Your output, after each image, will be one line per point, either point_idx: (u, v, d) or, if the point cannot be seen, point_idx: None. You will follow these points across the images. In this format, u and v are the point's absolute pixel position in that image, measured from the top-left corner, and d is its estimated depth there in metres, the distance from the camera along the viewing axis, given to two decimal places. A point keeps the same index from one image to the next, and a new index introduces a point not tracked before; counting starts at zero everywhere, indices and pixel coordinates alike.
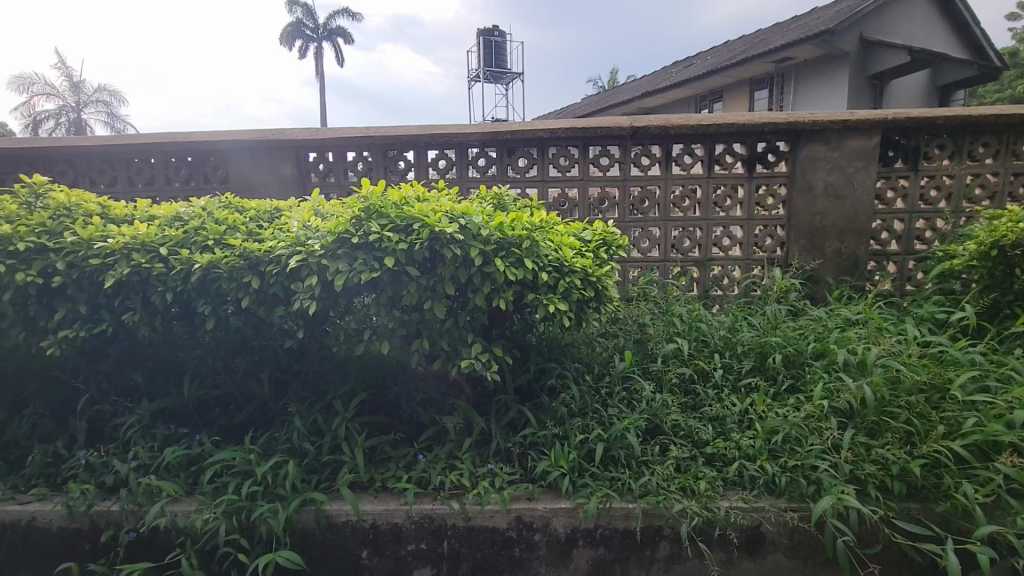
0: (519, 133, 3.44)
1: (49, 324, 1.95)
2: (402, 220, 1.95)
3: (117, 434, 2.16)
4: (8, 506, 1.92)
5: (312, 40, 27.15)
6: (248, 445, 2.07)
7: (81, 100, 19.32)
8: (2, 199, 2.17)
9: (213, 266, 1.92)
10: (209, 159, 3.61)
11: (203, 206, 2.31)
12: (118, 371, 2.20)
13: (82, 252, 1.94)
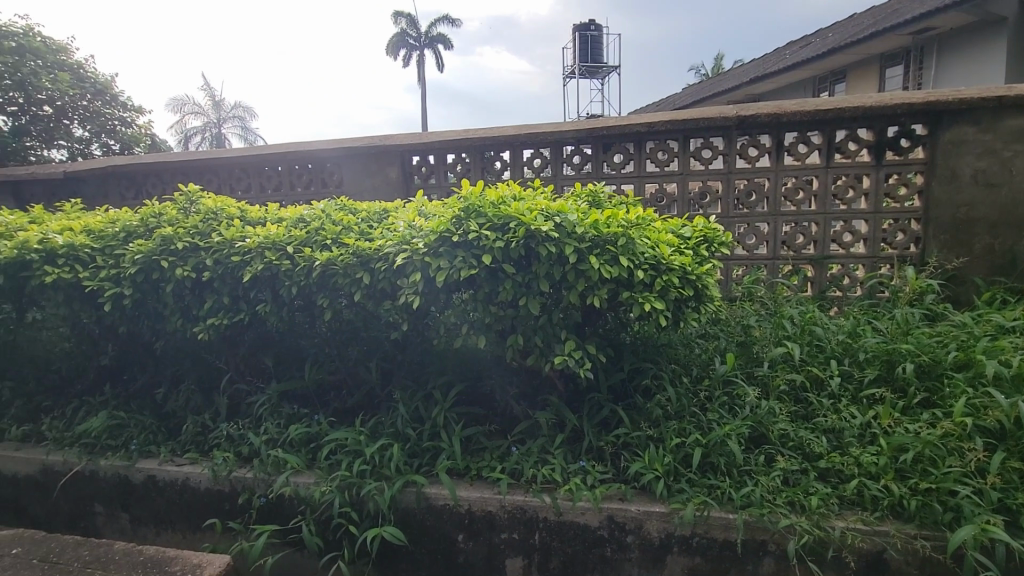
0: (616, 128, 3.39)
1: (200, 312, 2.26)
2: (499, 218, 2.02)
3: (251, 411, 2.46)
4: (168, 466, 2.25)
5: (415, 49, 28.61)
6: (358, 428, 2.26)
7: (221, 117, 21.98)
8: (167, 206, 2.56)
9: (331, 263, 2.13)
10: (327, 166, 3.97)
11: (323, 209, 2.55)
12: (252, 355, 2.50)
13: (226, 250, 2.23)
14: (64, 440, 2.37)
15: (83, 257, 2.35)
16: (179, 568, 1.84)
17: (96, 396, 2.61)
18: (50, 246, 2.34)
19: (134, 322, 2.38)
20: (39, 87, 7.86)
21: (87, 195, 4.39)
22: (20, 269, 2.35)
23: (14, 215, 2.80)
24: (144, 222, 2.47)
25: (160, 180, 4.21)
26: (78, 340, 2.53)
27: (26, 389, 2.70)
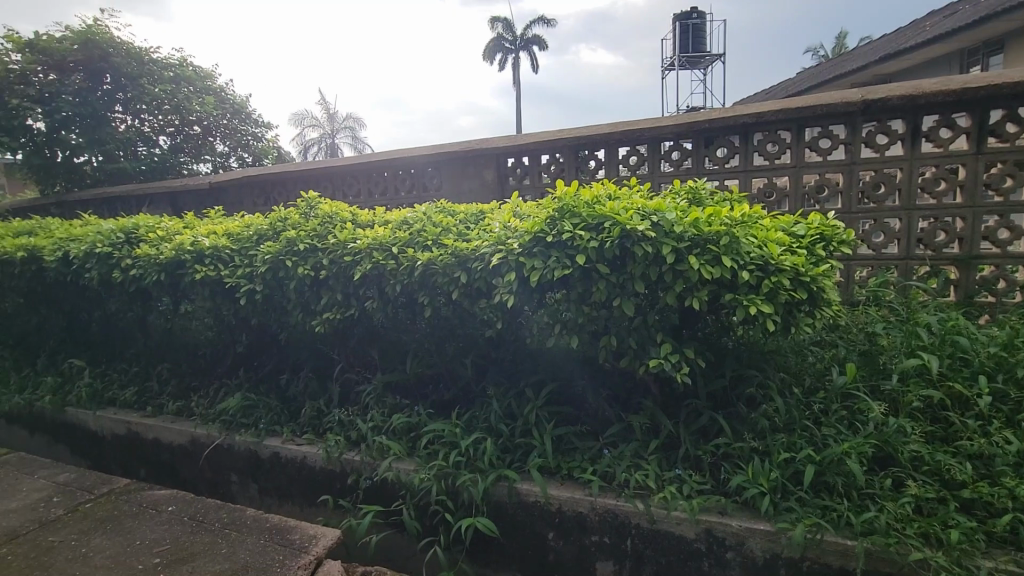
0: (719, 121, 3.22)
1: (317, 307, 2.48)
2: (594, 218, 2.00)
3: (360, 398, 2.66)
4: (289, 445, 2.51)
5: (512, 52, 29.14)
6: (454, 420, 2.36)
7: (335, 128, 23.95)
8: (291, 212, 2.86)
9: (431, 263, 2.24)
10: (428, 170, 4.17)
11: (424, 211, 2.70)
12: (360, 348, 2.69)
13: (339, 251, 2.44)
14: (208, 416, 2.73)
15: (224, 257, 2.68)
16: (298, 537, 2.04)
17: (232, 379, 2.97)
18: (200, 248, 2.71)
19: (263, 315, 2.68)
20: (190, 110, 9.17)
21: (227, 202, 5.00)
22: (177, 267, 2.74)
23: (172, 221, 3.26)
24: (272, 226, 2.77)
25: (284, 188, 4.69)
26: (219, 330, 2.90)
27: (180, 370, 3.14)
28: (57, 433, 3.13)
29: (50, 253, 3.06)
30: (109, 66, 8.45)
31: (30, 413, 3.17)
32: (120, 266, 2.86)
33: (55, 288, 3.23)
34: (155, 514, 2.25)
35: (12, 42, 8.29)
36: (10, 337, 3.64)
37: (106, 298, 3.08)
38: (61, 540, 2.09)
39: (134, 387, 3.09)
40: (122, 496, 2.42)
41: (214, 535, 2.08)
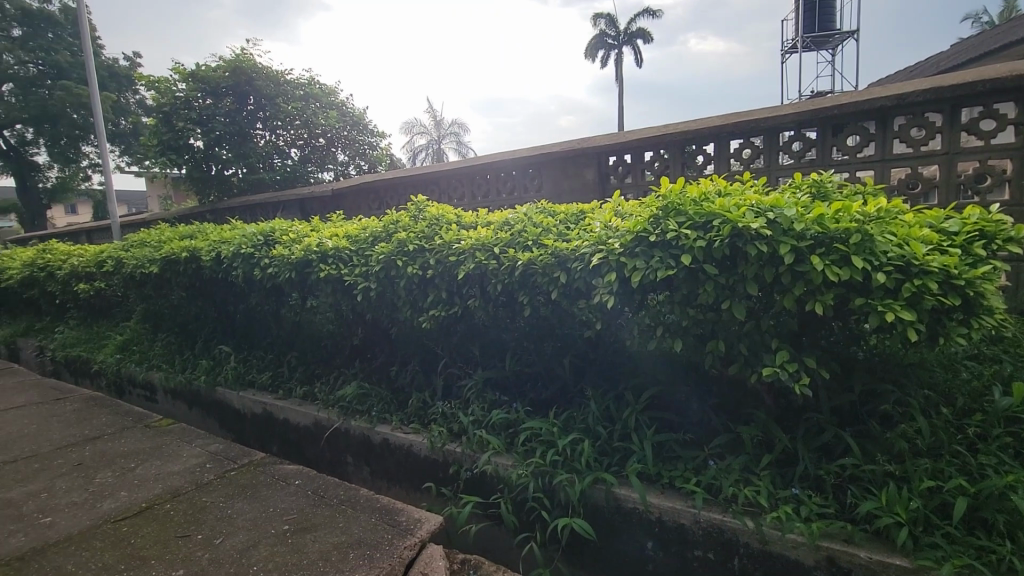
0: (850, 106, 2.92)
1: (424, 305, 2.62)
2: (701, 216, 1.91)
3: (461, 392, 2.77)
4: (397, 432, 2.68)
5: (614, 47, 28.62)
6: (552, 419, 2.38)
7: (441, 134, 25.16)
8: (402, 215, 3.06)
9: (531, 263, 2.27)
10: (530, 172, 4.24)
11: (525, 212, 2.74)
12: (463, 344, 2.79)
13: (445, 251, 2.56)
14: (328, 402, 2.99)
15: (344, 257, 2.94)
16: (405, 519, 2.18)
17: (349, 369, 3.23)
18: (324, 249, 2.99)
19: (376, 311, 2.88)
20: (317, 124, 10.76)
21: (347, 207, 5.46)
22: (305, 266, 3.05)
23: (302, 225, 3.64)
24: (386, 228, 2.98)
25: (395, 192, 5.02)
26: (338, 324, 3.17)
27: (305, 358, 3.48)
28: (210, 409, 3.62)
29: (206, 253, 3.56)
30: (251, 88, 10.02)
31: (190, 391, 3.70)
32: (260, 265, 3.25)
33: (210, 284, 3.74)
34: (284, 486, 2.52)
35: (181, 74, 9.80)
36: (176, 325, 4.28)
37: (248, 293, 3.51)
38: (212, 501, 2.41)
39: (269, 372, 3.49)
40: (259, 468, 2.74)
41: (332, 511, 2.28)
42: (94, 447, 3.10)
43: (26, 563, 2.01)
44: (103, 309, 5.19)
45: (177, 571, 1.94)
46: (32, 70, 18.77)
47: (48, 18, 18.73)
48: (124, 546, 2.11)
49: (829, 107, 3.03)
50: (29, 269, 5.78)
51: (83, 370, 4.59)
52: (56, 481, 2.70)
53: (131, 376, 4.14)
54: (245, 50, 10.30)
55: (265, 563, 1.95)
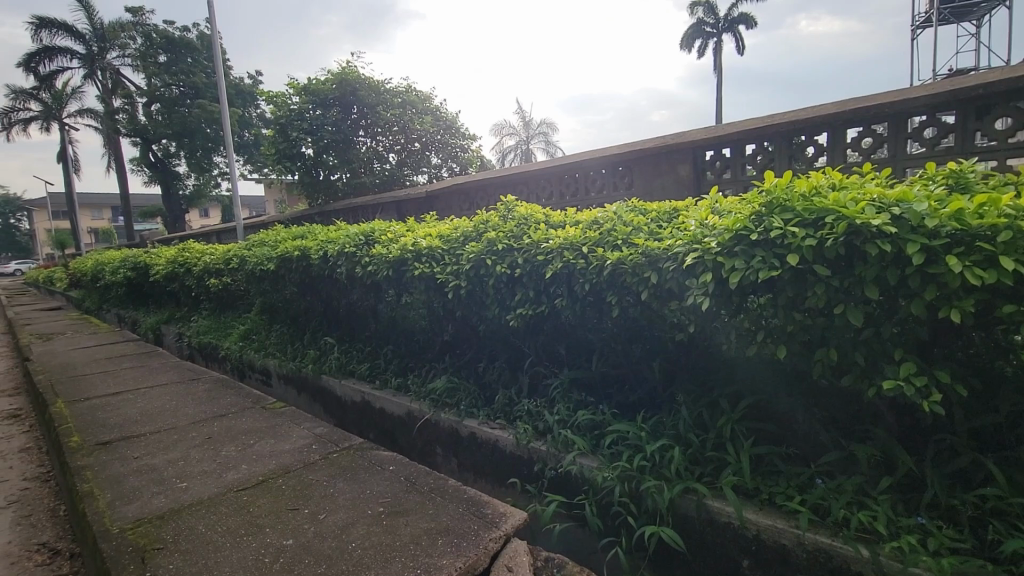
0: (999, 85, 2.56)
1: (512, 303, 2.66)
2: (811, 213, 1.76)
3: (547, 391, 2.78)
4: (484, 427, 2.74)
5: (712, 36, 27.23)
6: (640, 423, 2.32)
7: (530, 134, 25.39)
8: (492, 215, 3.13)
9: (621, 262, 2.22)
10: (620, 169, 4.16)
11: (615, 210, 2.69)
12: (549, 344, 2.79)
13: (533, 251, 2.58)
14: (420, 394, 3.14)
15: (437, 256, 3.06)
16: (490, 512, 2.23)
17: (439, 364, 3.37)
18: (419, 248, 3.14)
19: (466, 308, 2.97)
20: (412, 130, 11.40)
21: (439, 208, 5.68)
22: (401, 265, 3.22)
23: (398, 225, 3.84)
24: (476, 228, 3.07)
25: (485, 193, 5.13)
26: (430, 320, 3.30)
27: (400, 352, 3.67)
28: (315, 395, 3.94)
29: (315, 252, 3.87)
30: (355, 98, 10.77)
31: (299, 377, 4.05)
32: (361, 263, 3.47)
33: (317, 280, 4.06)
34: (380, 471, 2.68)
35: (295, 88, 10.74)
36: (288, 317, 4.71)
37: (350, 289, 3.77)
38: (317, 479, 2.63)
39: (367, 363, 3.73)
40: (358, 452, 2.94)
41: (422, 497, 2.39)
42: (221, 423, 3.50)
43: (169, 519, 2.32)
44: (228, 302, 5.83)
45: (288, 540, 2.13)
46: (176, 92, 21.50)
47: (188, 45, 21.33)
48: (245, 513, 2.36)
49: (957, 91, 2.72)
50: (172, 265, 6.64)
51: (212, 355, 5.20)
52: (191, 451, 3.08)
53: (250, 362, 4.61)
54: (349, 62, 11.07)
55: (362, 540, 2.09)
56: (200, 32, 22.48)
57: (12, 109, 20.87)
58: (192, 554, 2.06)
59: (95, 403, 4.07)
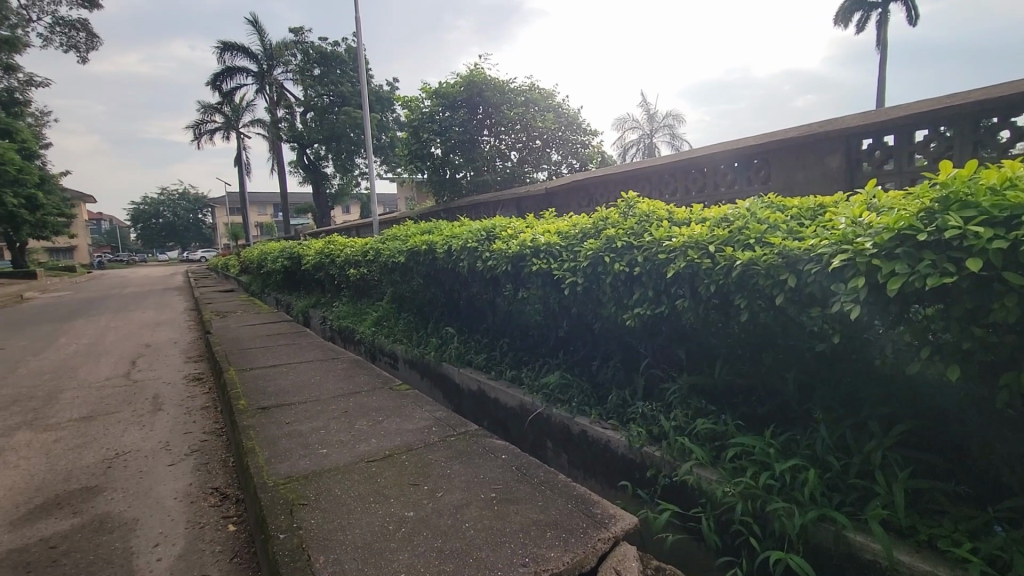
0: None
1: (629, 302, 2.59)
2: (1003, 211, 1.48)
3: (664, 395, 2.67)
4: (596, 426, 2.71)
5: (873, 8, 24.04)
6: (768, 438, 2.13)
7: (654, 127, 24.50)
8: (611, 211, 3.08)
9: (753, 263, 2.05)
10: (755, 162, 3.86)
11: (748, 207, 2.50)
12: (668, 346, 2.67)
13: (654, 249, 2.48)
14: (533, 387, 3.19)
15: (555, 252, 3.08)
16: (599, 512, 2.21)
17: (553, 359, 3.39)
18: (537, 244, 3.19)
19: (582, 305, 2.95)
20: (535, 128, 11.89)
21: (558, 204, 5.71)
22: (519, 260, 3.30)
23: (518, 222, 3.93)
24: (595, 225, 3.04)
25: (605, 189, 5.05)
26: (545, 315, 3.34)
27: (514, 345, 3.77)
28: (436, 381, 4.19)
29: (441, 246, 4.12)
30: (481, 99, 11.27)
31: (422, 363, 4.34)
32: (482, 257, 3.62)
33: (441, 273, 4.32)
34: (493, 458, 2.79)
35: (427, 92, 11.50)
36: (414, 306, 5.06)
37: (471, 282, 3.95)
38: (435, 459, 2.80)
39: (484, 354, 3.88)
40: (473, 438, 3.08)
41: (532, 489, 2.43)
42: (355, 400, 3.87)
43: (311, 480, 2.63)
44: (363, 290, 6.42)
45: (409, 512, 2.30)
46: (327, 101, 24.15)
47: (338, 59, 23.96)
48: (373, 482, 2.59)
49: None
50: (319, 256, 7.48)
51: (350, 337, 5.77)
52: (330, 422, 3.46)
53: (381, 346, 5.04)
54: (477, 65, 11.58)
55: (475, 522, 2.19)
56: (348, 46, 24.99)
57: (204, 122, 24.94)
58: (329, 513, 2.31)
59: (257, 373, 4.74)
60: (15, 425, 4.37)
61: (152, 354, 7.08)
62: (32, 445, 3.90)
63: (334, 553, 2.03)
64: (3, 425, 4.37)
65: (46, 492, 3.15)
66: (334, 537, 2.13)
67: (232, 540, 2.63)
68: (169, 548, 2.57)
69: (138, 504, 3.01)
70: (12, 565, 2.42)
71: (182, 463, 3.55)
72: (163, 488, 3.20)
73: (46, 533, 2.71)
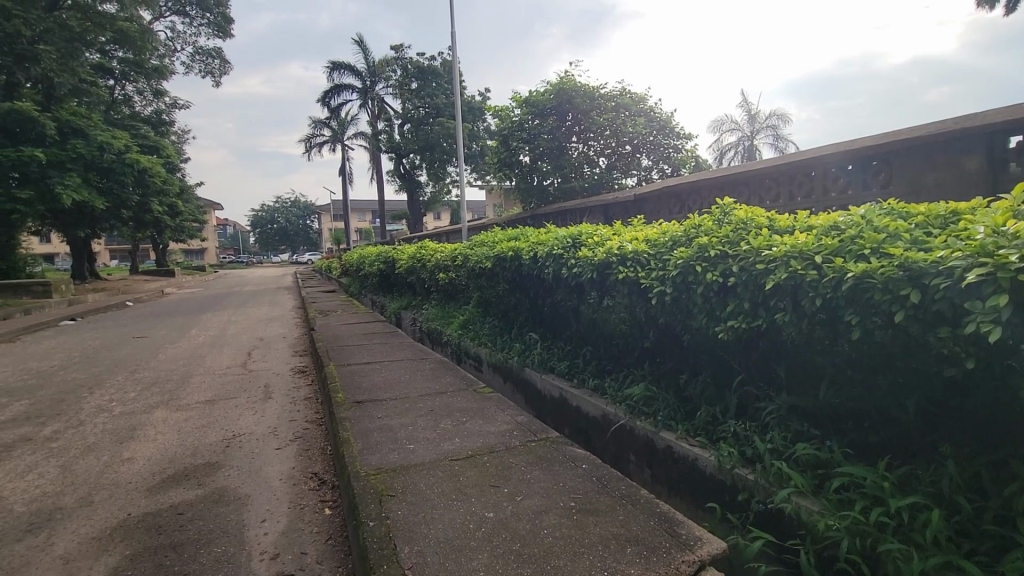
0: None
1: (722, 314, 2.45)
2: None
3: (759, 415, 2.49)
4: (682, 442, 2.59)
5: None
6: (882, 471, 1.93)
7: (755, 129, 23.12)
8: (705, 219, 2.94)
9: (868, 275, 1.87)
10: (873, 164, 3.51)
11: (864, 214, 2.28)
12: (766, 362, 2.49)
13: (751, 258, 2.34)
14: (617, 397, 3.11)
15: (642, 260, 3.00)
16: (685, 532, 2.11)
17: (638, 370, 3.29)
18: (624, 252, 3.13)
19: (670, 316, 2.85)
20: (625, 133, 11.70)
21: (648, 211, 5.56)
22: (606, 268, 3.25)
23: (605, 229, 3.88)
24: (686, 233, 2.93)
25: (698, 196, 4.84)
26: (631, 325, 3.25)
27: (597, 354, 3.71)
28: (518, 385, 4.23)
29: (526, 253, 4.17)
30: (570, 106, 11.29)
31: (506, 367, 4.41)
32: (567, 264, 3.61)
33: (527, 279, 4.36)
34: (574, 467, 2.77)
35: (517, 101, 11.72)
36: (500, 311, 5.16)
37: (555, 288, 3.95)
38: (516, 463, 2.83)
39: (567, 361, 3.86)
40: (554, 445, 3.08)
41: (613, 502, 2.38)
42: (441, 400, 4.02)
43: (399, 473, 2.77)
44: (450, 294, 6.65)
45: (490, 513, 2.34)
46: (422, 112, 25.42)
47: (434, 72, 25.12)
48: (456, 480, 2.67)
49: None
50: (412, 260, 7.87)
51: (437, 339, 6.00)
52: (418, 419, 3.62)
53: (466, 348, 5.19)
54: (567, 72, 11.64)
55: (554, 530, 2.18)
56: (444, 59, 26.16)
57: (314, 135, 27.22)
58: (414, 507, 2.42)
59: (353, 369, 5.07)
60: (153, 404, 5.03)
61: (264, 347, 7.82)
62: (167, 422, 4.47)
63: (419, 545, 2.12)
64: (145, 404, 5.03)
65: (177, 464, 3.59)
66: (418, 529, 2.22)
67: (327, 523, 2.83)
68: (274, 524, 2.82)
69: (249, 481, 3.34)
70: (148, 526, 2.79)
71: (287, 448, 3.89)
72: (270, 469, 3.52)
73: (175, 500, 3.09)
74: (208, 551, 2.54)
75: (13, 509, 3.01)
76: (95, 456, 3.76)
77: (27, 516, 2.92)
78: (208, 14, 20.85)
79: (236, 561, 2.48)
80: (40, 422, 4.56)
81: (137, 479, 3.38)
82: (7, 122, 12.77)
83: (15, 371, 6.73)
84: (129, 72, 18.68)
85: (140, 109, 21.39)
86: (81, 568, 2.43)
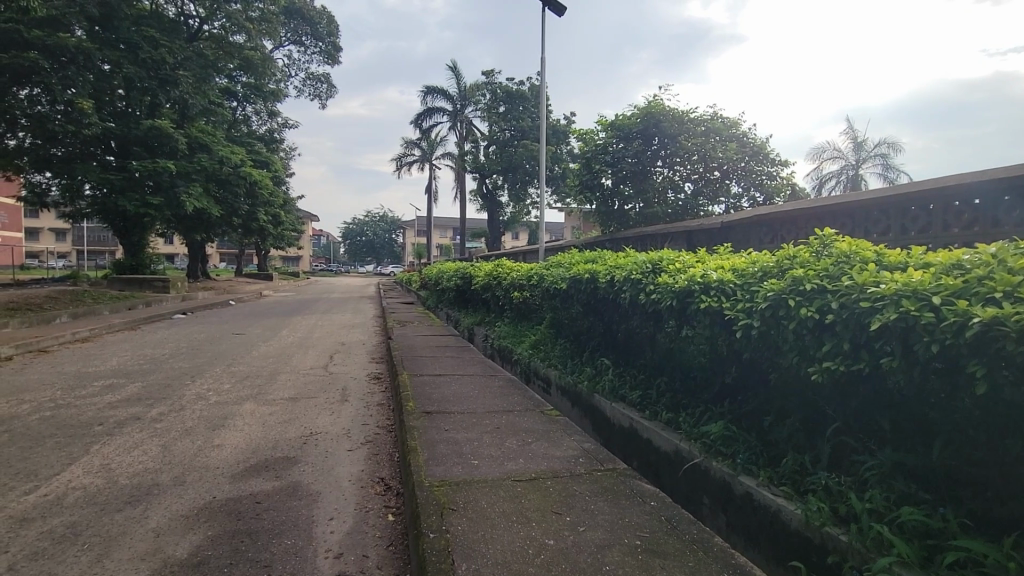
0: None
1: (816, 354, 2.23)
2: None
3: (857, 470, 2.23)
4: (764, 490, 2.38)
5: None
6: (1007, 549, 1.66)
7: (861, 157, 21.48)
8: (801, 249, 2.76)
9: (998, 323, 1.63)
10: (1005, 200, 3.11)
11: (994, 252, 2.01)
12: (866, 412, 2.22)
13: (855, 294, 2.13)
14: (691, 434, 2.92)
15: (727, 290, 2.84)
16: None
17: (717, 407, 3.07)
18: (707, 280, 2.98)
19: (756, 351, 2.65)
20: (713, 158, 11.49)
21: (735, 239, 5.27)
22: (687, 296, 3.10)
23: (687, 255, 3.73)
24: (780, 264, 2.75)
25: (794, 226, 4.54)
26: (712, 357, 3.07)
27: (671, 386, 3.53)
28: (587, 411, 4.12)
29: (603, 276, 4.09)
30: (658, 130, 11.15)
31: (575, 392, 4.32)
32: (645, 290, 3.49)
33: (602, 303, 4.28)
34: (641, 503, 2.64)
35: (603, 125, 11.71)
36: (572, 332, 5.09)
37: (632, 314, 3.84)
38: (580, 492, 2.74)
39: (639, 390, 3.70)
40: (621, 477, 2.97)
41: (682, 546, 2.23)
42: (508, 418, 4.02)
43: (461, 487, 2.78)
44: (523, 312, 6.68)
45: (550, 540, 2.27)
46: (508, 135, 26.21)
47: (522, 96, 25.89)
48: (517, 502, 2.63)
49: None
50: (488, 277, 8.01)
51: (507, 356, 6.03)
52: (483, 435, 3.61)
53: (535, 369, 5.15)
54: (655, 97, 11.58)
55: (616, 566, 2.07)
56: (532, 84, 26.87)
57: (405, 155, 28.80)
58: (475, 523, 2.40)
59: (425, 380, 5.19)
60: (244, 396, 5.43)
61: (345, 352, 8.23)
62: (253, 415, 4.79)
63: (476, 564, 2.09)
64: (238, 396, 5.45)
65: (259, 455, 3.84)
66: (475, 547, 2.20)
67: (390, 529, 2.87)
68: (340, 524, 2.90)
69: (321, 479, 3.48)
70: (229, 511, 2.98)
71: (358, 451, 4.03)
72: (341, 469, 3.67)
73: (255, 489, 3.29)
74: (278, 543, 2.66)
75: (119, 480, 3.35)
76: (191, 440, 4.10)
77: (130, 489, 3.23)
78: (320, 43, 22.81)
79: (303, 555, 2.57)
80: (149, 404, 5.07)
81: (223, 465, 3.64)
82: (149, 137, 14.60)
83: (133, 356, 7.56)
84: (250, 95, 20.87)
85: (256, 128, 23.76)
86: (168, 543, 2.63)
